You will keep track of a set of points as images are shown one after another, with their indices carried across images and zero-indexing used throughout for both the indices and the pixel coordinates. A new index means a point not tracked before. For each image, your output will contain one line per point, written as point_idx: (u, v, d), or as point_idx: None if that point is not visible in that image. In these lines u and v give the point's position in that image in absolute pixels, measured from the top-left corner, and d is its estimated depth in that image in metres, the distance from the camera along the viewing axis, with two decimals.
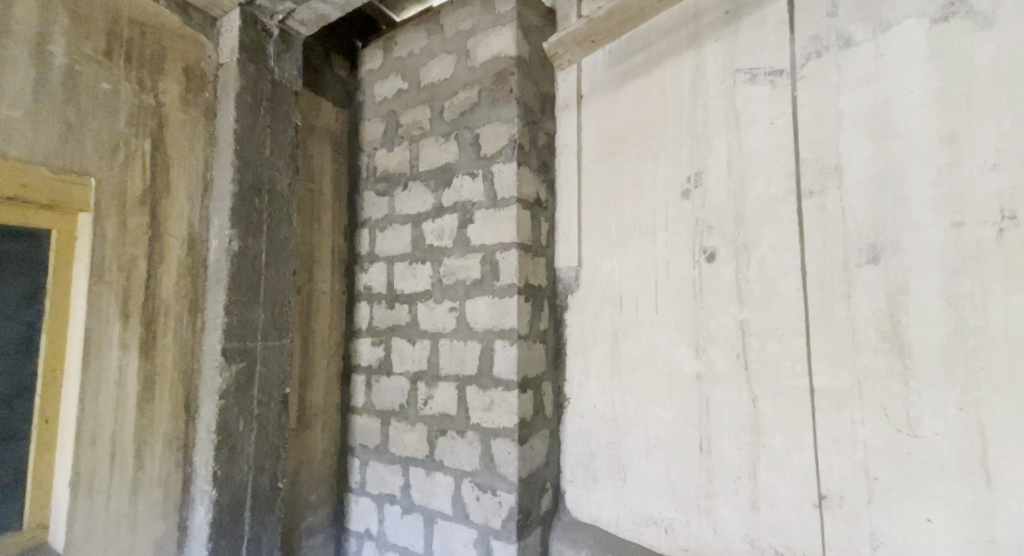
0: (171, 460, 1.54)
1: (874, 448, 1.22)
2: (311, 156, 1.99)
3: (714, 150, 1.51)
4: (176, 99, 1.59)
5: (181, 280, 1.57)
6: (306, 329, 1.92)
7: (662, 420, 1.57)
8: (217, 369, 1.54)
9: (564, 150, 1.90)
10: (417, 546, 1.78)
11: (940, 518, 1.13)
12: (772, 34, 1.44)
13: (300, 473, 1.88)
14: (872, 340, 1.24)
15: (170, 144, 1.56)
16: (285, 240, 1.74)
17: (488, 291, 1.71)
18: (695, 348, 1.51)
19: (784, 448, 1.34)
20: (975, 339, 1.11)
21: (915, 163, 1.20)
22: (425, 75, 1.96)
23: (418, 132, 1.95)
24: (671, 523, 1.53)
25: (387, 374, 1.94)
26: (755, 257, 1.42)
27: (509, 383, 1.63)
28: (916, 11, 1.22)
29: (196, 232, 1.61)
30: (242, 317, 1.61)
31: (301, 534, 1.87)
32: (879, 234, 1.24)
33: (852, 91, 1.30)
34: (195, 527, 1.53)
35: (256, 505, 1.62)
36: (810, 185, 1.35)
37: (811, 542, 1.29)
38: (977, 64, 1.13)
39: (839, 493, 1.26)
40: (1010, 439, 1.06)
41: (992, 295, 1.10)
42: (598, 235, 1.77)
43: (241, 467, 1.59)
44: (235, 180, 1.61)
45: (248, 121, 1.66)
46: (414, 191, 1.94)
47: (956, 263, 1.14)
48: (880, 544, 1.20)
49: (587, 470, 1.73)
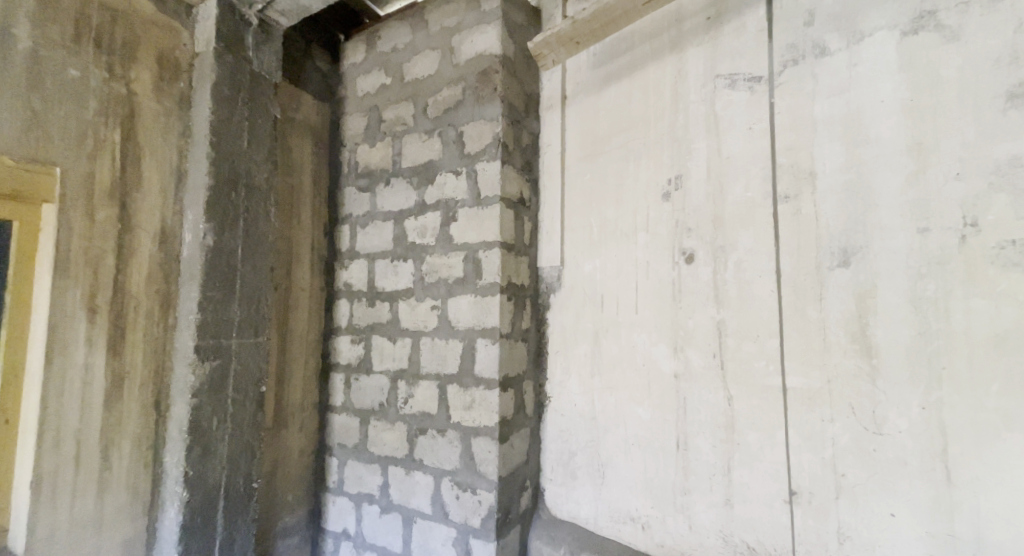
0: (140, 460, 1.49)
1: (842, 445, 1.26)
2: (291, 150, 1.95)
3: (694, 154, 1.54)
4: (149, 88, 1.54)
5: (152, 275, 1.52)
6: (283, 326, 1.89)
7: (640, 418, 1.59)
8: (190, 367, 1.50)
9: (548, 150, 1.91)
10: (396, 546, 1.77)
11: (903, 513, 1.18)
12: (752, 41, 1.47)
13: (277, 473, 1.85)
14: (842, 341, 1.28)
15: (142, 134, 1.51)
16: (262, 235, 1.70)
17: (470, 289, 1.71)
18: (673, 348, 1.54)
19: (757, 446, 1.38)
20: (937, 340, 1.16)
21: (884, 171, 1.24)
22: (409, 70, 1.94)
23: (401, 128, 1.93)
24: (648, 520, 1.55)
25: (367, 372, 1.92)
26: (732, 259, 1.46)
27: (491, 382, 1.63)
28: (888, 23, 1.26)
29: (168, 226, 1.56)
30: (216, 313, 1.57)
31: (276, 535, 1.84)
32: (850, 238, 1.28)
33: (827, 99, 1.34)
34: (165, 529, 1.49)
35: (229, 505, 1.59)
36: (786, 190, 1.38)
37: (782, 537, 1.33)
38: (943, 76, 1.18)
39: (808, 489, 1.30)
40: (968, 437, 1.11)
41: (954, 298, 1.15)
42: (581, 236, 1.78)
43: (213, 467, 1.55)
44: (211, 172, 1.56)
45: (225, 112, 1.61)
46: (397, 187, 1.92)
47: (921, 267, 1.19)
48: (846, 538, 1.25)
49: (566, 468, 1.75)
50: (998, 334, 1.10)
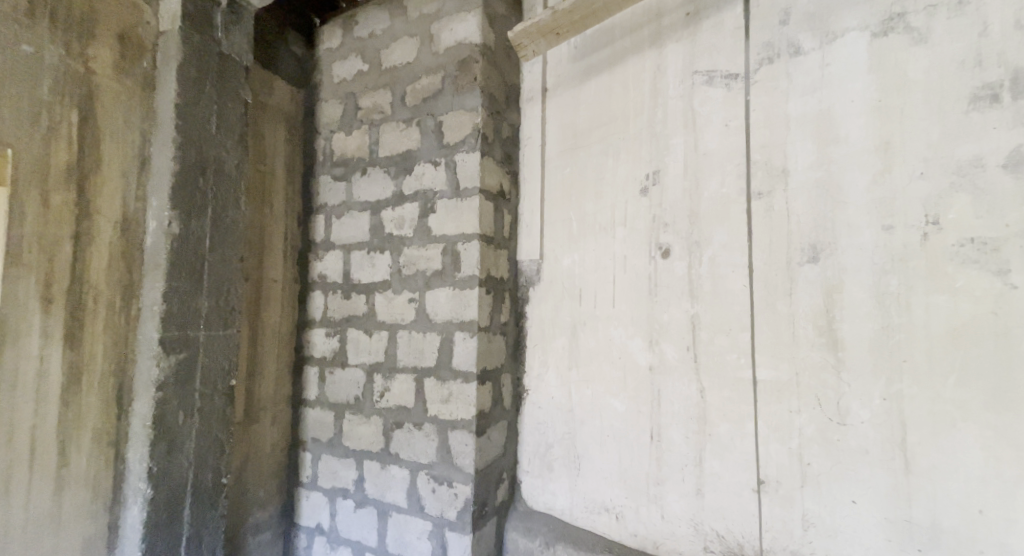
0: (100, 456, 1.43)
1: (808, 435, 1.30)
2: (262, 136, 1.89)
3: (672, 149, 1.56)
4: (109, 67, 1.46)
5: (112, 263, 1.45)
6: (255, 318, 1.83)
7: (615, 410, 1.61)
8: (154, 359, 1.44)
9: (528, 142, 1.90)
10: (371, 540, 1.75)
11: (864, 500, 1.23)
12: (729, 38, 1.48)
13: (247, 468, 1.81)
14: (810, 335, 1.32)
15: (102, 116, 1.44)
16: (232, 223, 1.65)
17: (448, 282, 1.69)
18: (648, 341, 1.56)
19: (728, 437, 1.41)
20: (899, 334, 1.21)
21: (853, 170, 1.28)
22: (387, 57, 1.90)
23: (378, 116, 1.89)
24: (622, 510, 1.58)
25: (342, 365, 1.89)
26: (706, 254, 1.48)
27: (469, 375, 1.62)
28: (860, 24, 1.29)
29: (131, 212, 1.49)
30: (183, 304, 1.51)
31: (247, 531, 1.80)
32: (820, 234, 1.32)
33: (799, 98, 1.37)
34: (128, 527, 1.44)
35: (196, 502, 1.54)
36: (759, 187, 1.41)
37: (749, 525, 1.37)
38: (910, 77, 1.22)
39: (776, 478, 1.34)
40: (926, 427, 1.17)
41: (915, 294, 1.20)
42: (560, 229, 1.78)
43: (180, 463, 1.50)
44: (177, 158, 1.50)
45: (191, 94, 1.54)
46: (373, 177, 1.88)
47: (885, 263, 1.23)
48: (810, 524, 1.29)
49: (543, 459, 1.76)
50: (955, 329, 1.15)
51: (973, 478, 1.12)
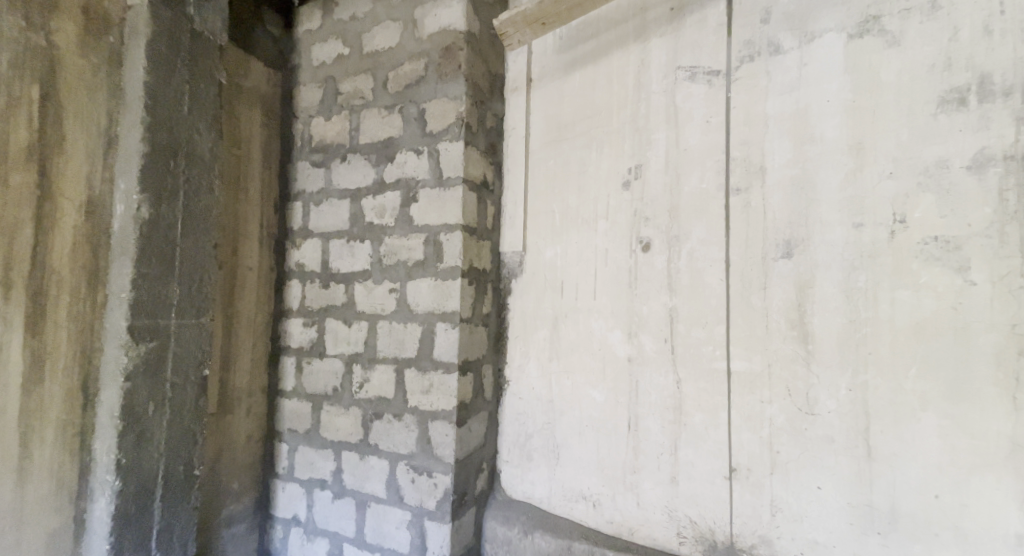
0: (65, 448, 1.38)
1: (779, 424, 1.35)
2: (237, 119, 1.83)
3: (654, 144, 1.57)
4: (73, 42, 1.39)
5: (77, 248, 1.39)
6: (229, 307, 1.79)
7: (594, 400, 1.64)
8: (122, 348, 1.39)
9: (512, 133, 1.89)
10: (349, 531, 1.75)
11: (828, 486, 1.28)
12: (712, 34, 1.50)
13: (220, 460, 1.77)
14: (782, 328, 1.36)
15: (65, 93, 1.37)
16: (206, 209, 1.59)
17: (430, 273, 1.68)
18: (628, 333, 1.58)
19: (702, 426, 1.45)
20: (866, 328, 1.26)
21: (827, 168, 1.32)
22: (368, 41, 1.85)
23: (359, 102, 1.85)
24: (599, 498, 1.61)
25: (320, 356, 1.86)
26: (685, 248, 1.50)
27: (450, 366, 1.62)
28: (837, 25, 1.33)
29: (97, 195, 1.43)
30: (154, 291, 1.46)
31: (220, 523, 1.77)
32: (794, 231, 1.35)
33: (778, 97, 1.39)
34: (95, 520, 1.40)
35: (167, 494, 1.50)
36: (737, 183, 1.44)
37: (721, 512, 1.41)
38: (883, 79, 1.26)
39: (746, 465, 1.39)
40: (888, 416, 1.22)
41: (882, 289, 1.24)
42: (543, 221, 1.78)
43: (150, 455, 1.46)
44: (146, 139, 1.44)
45: (163, 73, 1.48)
46: (354, 164, 1.84)
47: (855, 259, 1.28)
48: (778, 509, 1.34)
49: (522, 449, 1.77)
50: (917, 322, 1.20)
51: (930, 464, 1.18)
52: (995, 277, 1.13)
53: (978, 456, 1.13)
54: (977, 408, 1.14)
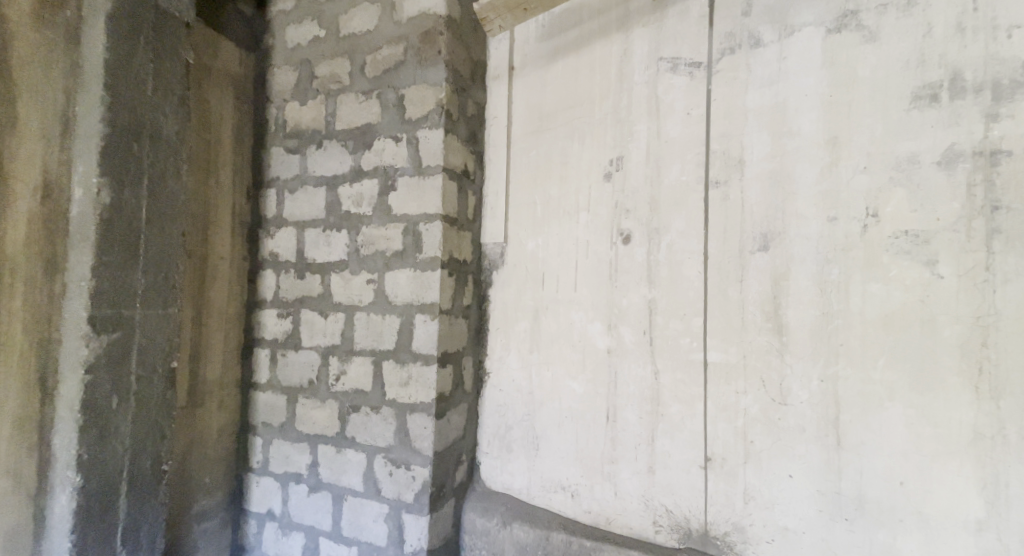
0: (21, 443, 1.32)
1: (753, 415, 1.37)
2: (207, 102, 1.75)
3: (635, 136, 1.57)
4: (26, 16, 1.31)
5: (33, 234, 1.32)
6: (199, 297, 1.73)
7: (574, 392, 1.64)
8: (82, 340, 1.33)
9: (493, 122, 1.86)
10: (325, 524, 1.72)
11: (799, 474, 1.32)
12: (694, 26, 1.49)
13: (190, 454, 1.72)
14: (758, 320, 1.38)
15: (18, 70, 1.29)
16: (173, 195, 1.53)
17: (409, 263, 1.65)
18: (607, 325, 1.59)
19: (679, 417, 1.47)
20: (838, 320, 1.28)
21: (803, 162, 1.33)
22: (345, 24, 1.80)
23: (335, 86, 1.80)
24: (577, 488, 1.62)
25: (295, 348, 1.82)
26: (665, 240, 1.51)
27: (429, 357, 1.60)
28: (815, 20, 1.34)
29: (54, 179, 1.36)
30: (117, 281, 1.40)
31: (191, 519, 1.72)
32: (770, 224, 1.37)
33: (757, 90, 1.40)
34: (56, 517, 1.34)
35: (134, 490, 1.45)
36: (717, 176, 1.44)
37: (695, 500, 1.44)
38: (859, 75, 1.28)
39: (721, 455, 1.41)
40: (856, 406, 1.26)
41: (854, 282, 1.27)
42: (524, 212, 1.77)
43: (114, 449, 1.41)
44: (107, 120, 1.37)
45: (124, 51, 1.40)
46: (330, 151, 1.79)
47: (830, 253, 1.30)
48: (751, 498, 1.37)
49: (502, 440, 1.77)
50: (887, 315, 1.23)
51: (897, 453, 1.21)
52: (961, 271, 1.16)
53: (941, 443, 1.17)
54: (941, 398, 1.18)
